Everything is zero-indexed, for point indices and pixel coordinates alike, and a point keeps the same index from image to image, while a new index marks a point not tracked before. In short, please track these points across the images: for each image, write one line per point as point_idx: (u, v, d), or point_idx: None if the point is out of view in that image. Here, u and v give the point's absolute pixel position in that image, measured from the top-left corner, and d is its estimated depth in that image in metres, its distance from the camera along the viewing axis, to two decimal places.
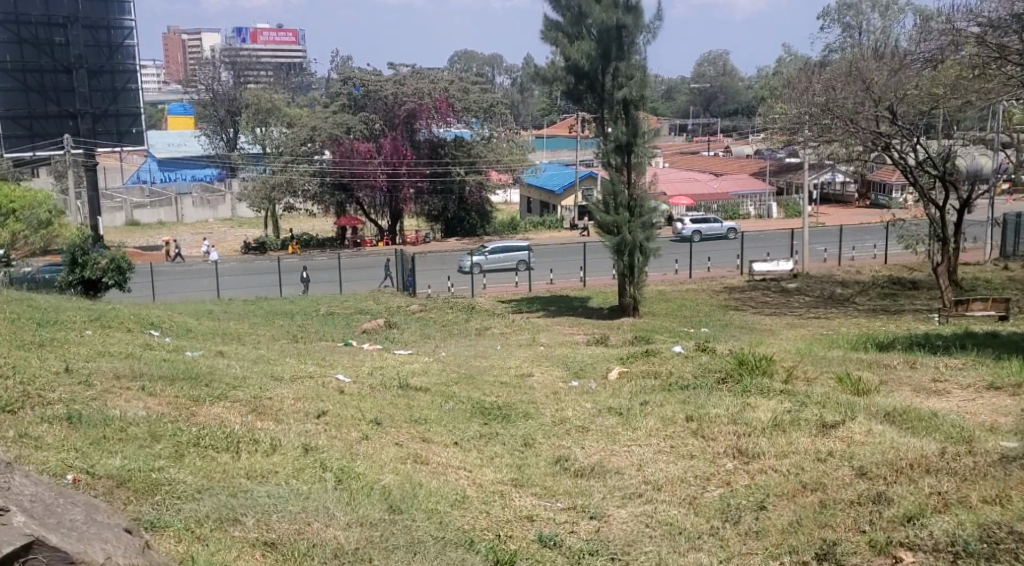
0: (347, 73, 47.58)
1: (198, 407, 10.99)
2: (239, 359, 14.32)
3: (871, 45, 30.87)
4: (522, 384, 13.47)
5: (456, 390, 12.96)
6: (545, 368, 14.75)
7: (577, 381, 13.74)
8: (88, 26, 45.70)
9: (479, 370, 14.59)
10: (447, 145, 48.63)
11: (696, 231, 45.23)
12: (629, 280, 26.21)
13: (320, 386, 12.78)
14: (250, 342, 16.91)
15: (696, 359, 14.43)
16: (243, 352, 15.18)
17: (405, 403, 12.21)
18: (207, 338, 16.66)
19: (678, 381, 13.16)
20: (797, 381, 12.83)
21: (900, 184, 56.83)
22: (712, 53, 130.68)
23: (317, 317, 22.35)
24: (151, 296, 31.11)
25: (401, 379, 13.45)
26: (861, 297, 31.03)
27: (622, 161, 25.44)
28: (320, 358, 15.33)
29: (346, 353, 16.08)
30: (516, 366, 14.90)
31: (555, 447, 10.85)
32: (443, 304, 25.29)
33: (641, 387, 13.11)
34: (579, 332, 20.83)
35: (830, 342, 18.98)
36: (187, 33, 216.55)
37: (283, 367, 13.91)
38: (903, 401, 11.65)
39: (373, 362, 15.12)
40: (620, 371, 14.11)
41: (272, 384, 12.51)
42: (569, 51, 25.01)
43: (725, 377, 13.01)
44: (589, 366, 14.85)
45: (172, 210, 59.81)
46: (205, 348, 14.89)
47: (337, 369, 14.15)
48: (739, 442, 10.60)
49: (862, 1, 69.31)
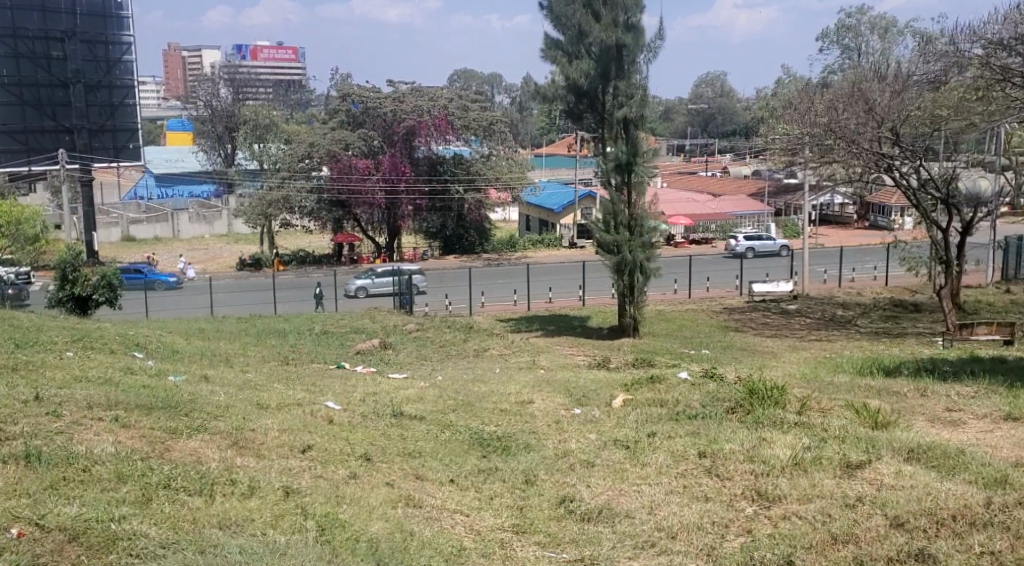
0: (346, 89, 47.47)
1: (173, 441, 10.54)
2: (224, 384, 13.85)
3: (872, 67, 30.63)
4: (523, 412, 13.03)
5: (452, 419, 12.54)
6: (545, 394, 14.31)
7: (579, 409, 13.31)
8: (86, 41, 45.42)
9: (477, 395, 14.15)
10: (446, 163, 48.43)
11: (749, 248, 45.36)
12: (629, 300, 25.84)
13: (309, 414, 12.35)
14: (240, 364, 16.48)
15: (702, 386, 13.99)
16: (230, 375, 14.74)
17: (398, 434, 11.80)
18: (195, 361, 16.22)
19: (685, 410, 12.74)
20: (809, 412, 12.38)
21: (900, 206, 56.55)
22: (710, 74, 130.79)
23: (311, 337, 21.91)
24: (143, 314, 30.67)
25: (394, 406, 13.02)
26: (863, 319, 30.65)
27: (622, 180, 25.11)
28: (309, 382, 14.86)
29: (338, 377, 15.65)
30: (514, 391, 14.47)
31: (558, 485, 10.38)
32: (441, 324, 24.88)
33: (646, 416, 12.69)
34: (581, 354, 20.45)
35: (835, 366, 18.60)
36: (187, 49, 216.94)
37: (271, 393, 13.47)
38: (923, 435, 11.25)
39: (365, 387, 14.68)
40: (625, 398, 13.68)
41: (254, 414, 12.06)
42: (569, 70, 24.73)
43: (734, 407, 12.58)
44: (591, 392, 14.41)
45: (169, 225, 59.35)
46: (189, 372, 14.43)
47: (327, 396, 13.70)
48: (757, 484, 10.13)
49: (862, 22, 69.02)
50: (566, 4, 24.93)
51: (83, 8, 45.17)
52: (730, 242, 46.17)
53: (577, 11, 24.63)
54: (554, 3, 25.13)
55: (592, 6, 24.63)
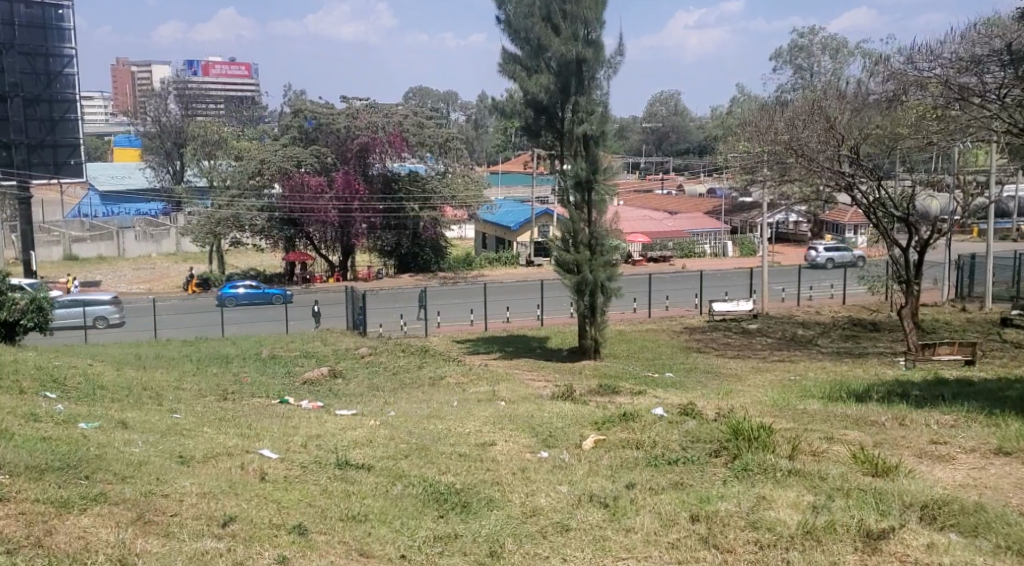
0: (299, 106, 46.43)
1: (62, 520, 9.24)
2: (145, 431, 12.69)
3: (830, 84, 30.29)
4: (484, 458, 12.14)
5: (405, 469, 11.58)
6: (506, 433, 13.44)
7: (546, 452, 12.48)
8: (26, 54, 43.68)
9: (434, 436, 13.21)
10: (401, 180, 47.67)
11: (829, 260, 46.04)
12: (589, 321, 25.15)
13: (239, 469, 11.28)
14: (173, 403, 15.36)
15: (680, 424, 13.19)
16: (156, 418, 13.58)
17: (343, 490, 10.80)
18: (122, 400, 15.01)
19: (663, 453, 11.95)
20: (802, 456, 11.56)
21: (853, 224, 56.75)
22: (663, 93, 131.12)
23: (254, 364, 20.77)
24: (79, 339, 29.27)
25: (341, 455, 12.00)
26: (823, 339, 30.26)
27: (582, 198, 24.47)
28: (245, 425, 13.73)
29: (281, 416, 14.62)
30: (473, 430, 13.59)
31: (528, 557, 9.28)
32: (394, 347, 23.90)
33: (621, 461, 11.89)
34: (543, 381, 19.66)
35: (804, 391, 17.96)
36: (137, 65, 213.63)
37: (199, 441, 12.41)
38: (930, 485, 10.47)
39: (309, 428, 13.68)
40: (596, 438, 12.88)
41: (172, 473, 10.89)
42: (528, 85, 24.00)
43: (719, 452, 11.75)
44: (558, 430, 13.58)
45: (113, 244, 57.51)
46: (106, 417, 13.21)
47: (263, 442, 12.64)
48: (763, 559, 9.04)
49: (813, 42, 68.97)
50: (524, 18, 24.26)
51: (22, 19, 43.42)
52: (810, 254, 47.34)
53: (535, 24, 23.96)
54: (512, 16, 24.43)
55: (552, 20, 23.96)
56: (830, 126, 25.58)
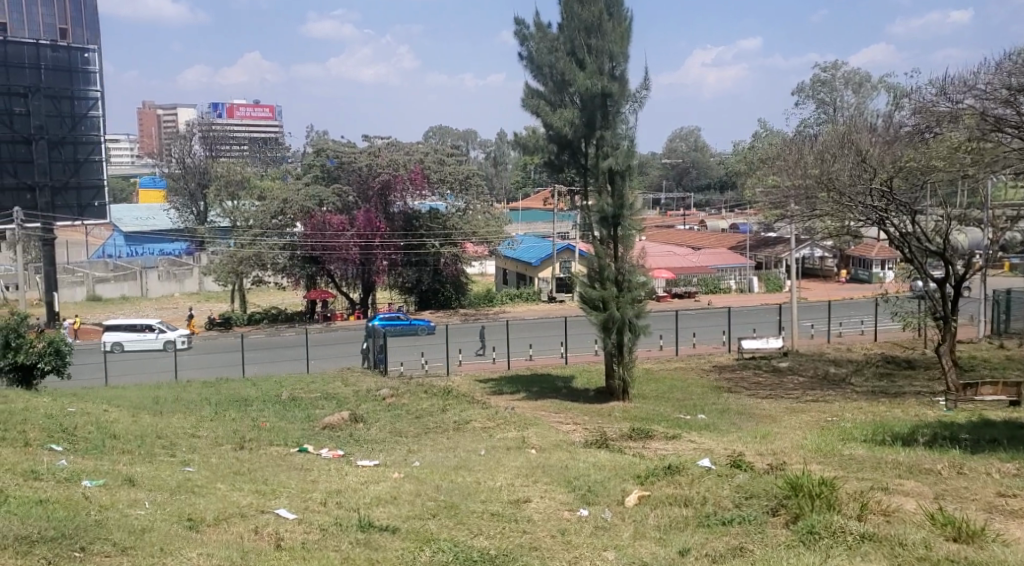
0: (321, 145, 46.39)
1: None
2: (153, 489, 12.12)
3: (859, 117, 29.58)
4: (519, 516, 11.50)
5: (434, 531, 10.91)
6: (540, 488, 12.78)
7: (585, 509, 11.81)
8: (51, 96, 43.79)
9: (464, 491, 12.58)
10: (422, 217, 47.34)
11: None
12: (616, 360, 24.52)
13: (253, 535, 10.62)
14: (187, 453, 14.80)
15: (729, 479, 12.48)
16: (166, 474, 13.00)
17: (367, 557, 10.14)
18: (133, 452, 14.44)
19: (713, 513, 11.25)
20: (872, 516, 10.76)
21: (880, 258, 55.74)
22: (684, 130, 130.90)
23: (273, 408, 20.22)
24: (100, 380, 28.91)
25: (364, 516, 11.37)
26: (857, 377, 29.41)
27: (608, 234, 23.95)
28: (262, 479, 13.14)
29: (301, 467, 14.06)
30: (504, 484, 12.95)
31: None
32: (416, 388, 23.27)
33: (669, 522, 11.19)
34: (573, 425, 19.02)
35: (844, 433, 17.20)
36: (162, 108, 216.16)
37: (210, 500, 11.81)
38: (1016, 550, 9.67)
39: (329, 482, 13.08)
40: (640, 494, 12.19)
41: (180, 540, 10.23)
42: (552, 120, 23.60)
43: (782, 513, 10.97)
44: (597, 484, 12.90)
45: (136, 284, 57.47)
46: (112, 473, 12.63)
47: (281, 501, 12.03)
48: None
49: (836, 77, 68.36)
50: (549, 52, 23.91)
51: (47, 62, 43.59)
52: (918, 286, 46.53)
53: (560, 59, 23.63)
54: (535, 52, 24.11)
55: (576, 54, 23.60)
56: (862, 158, 24.87)
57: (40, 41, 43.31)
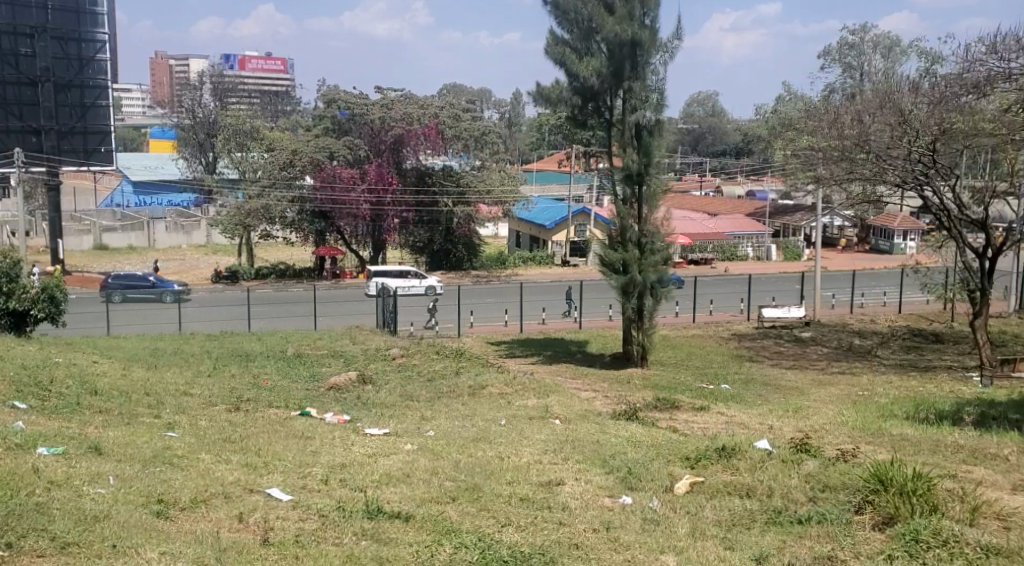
0: (332, 95, 44.50)
1: None
2: (125, 460, 11.08)
3: (900, 76, 28.07)
4: (550, 503, 10.53)
5: (455, 521, 9.85)
6: (572, 468, 11.81)
7: (627, 498, 10.81)
8: (57, 37, 42.52)
9: (485, 470, 11.57)
10: (435, 174, 45.93)
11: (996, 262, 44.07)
12: (636, 325, 23.45)
13: (250, 531, 9.43)
14: (173, 414, 13.81)
15: (790, 468, 11.40)
16: (145, 441, 11.97)
17: (380, 555, 8.99)
18: (110, 412, 13.43)
19: (784, 512, 10.22)
20: (985, 521, 9.54)
21: (903, 229, 54.28)
22: (701, 94, 128.92)
23: (275, 365, 19.23)
24: (102, 331, 28.03)
25: (373, 499, 10.34)
26: (883, 349, 28.28)
27: (633, 193, 22.71)
28: (255, 449, 12.15)
29: (300, 435, 13.10)
30: (530, 462, 12.02)
31: None
32: (426, 349, 22.28)
33: (737, 520, 10.15)
34: (594, 393, 18.08)
35: (881, 409, 16.12)
36: (176, 59, 214.19)
37: (188, 478, 10.66)
38: None
39: (332, 454, 12.07)
40: (691, 482, 11.20)
41: (141, 534, 8.94)
42: (578, 68, 22.34)
43: (876, 521, 9.78)
44: (637, 466, 11.89)
45: (144, 234, 56.21)
46: (78, 439, 11.60)
47: (276, 479, 10.97)
48: None
49: (865, 40, 66.31)
50: None
51: (54, 2, 42.16)
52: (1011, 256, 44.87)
53: (587, 2, 22.27)
54: None
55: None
56: (903, 119, 23.56)
57: None
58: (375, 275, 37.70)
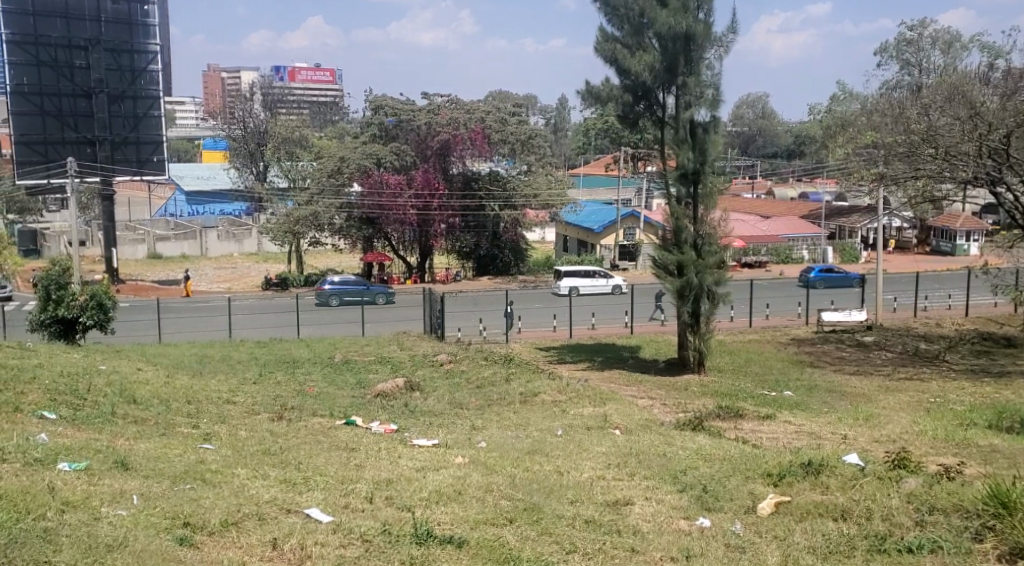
0: (379, 102, 44.25)
1: None
2: (154, 477, 10.66)
3: (965, 69, 26.97)
4: (614, 527, 9.91)
5: (512, 549, 9.25)
6: (640, 486, 11.19)
7: (703, 520, 10.18)
8: (111, 49, 42.87)
9: (545, 489, 10.97)
10: (481, 179, 45.58)
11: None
12: (692, 330, 22.70)
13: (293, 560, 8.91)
14: (212, 425, 13.42)
15: (882, 491, 10.65)
16: (178, 455, 11.54)
17: None
18: (146, 422, 13.07)
19: (884, 539, 9.50)
20: None
21: (966, 230, 52.59)
22: (752, 95, 127.25)
23: (323, 371, 18.79)
24: (152, 339, 27.95)
25: (421, 521, 9.80)
26: (952, 354, 27.09)
27: (688, 193, 21.95)
28: (296, 463, 11.67)
29: (344, 446, 12.62)
30: (594, 479, 11.42)
31: None
32: (476, 354, 21.73)
33: (832, 547, 9.46)
34: (651, 400, 17.37)
35: (959, 418, 15.17)
36: (228, 71, 217.43)
37: (223, 499, 10.17)
38: None
39: (378, 469, 11.55)
40: (777, 502, 10.57)
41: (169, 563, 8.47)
42: (630, 64, 21.67)
43: (988, 552, 9.01)
44: (707, 484, 11.22)
45: (196, 243, 56.77)
46: (107, 453, 11.22)
47: (319, 498, 10.44)
48: None
49: (923, 36, 64.59)
50: None
51: (108, 15, 42.56)
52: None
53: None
54: None
55: None
56: (974, 113, 22.45)
57: None
58: (562, 274, 38.97)
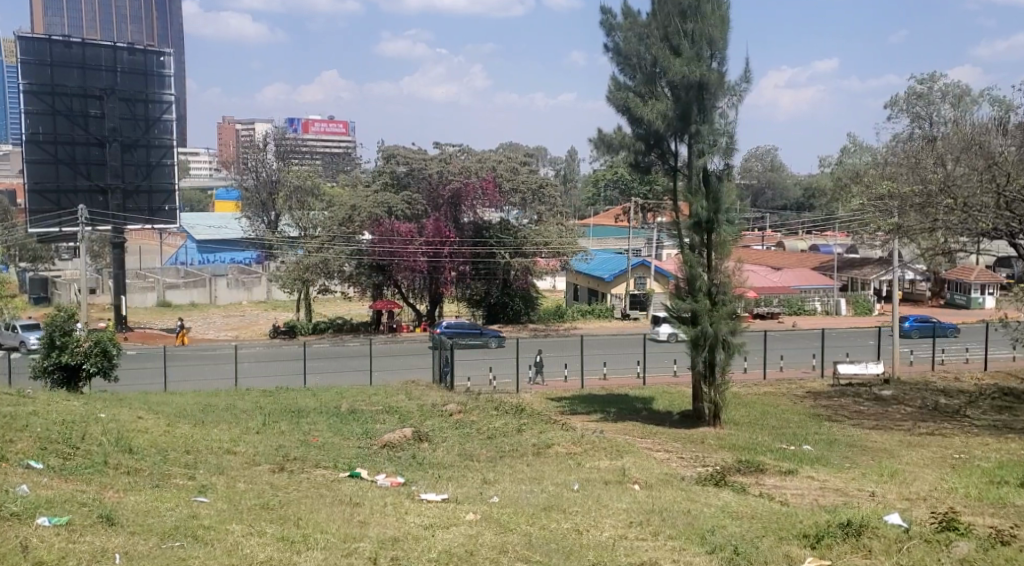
0: (391, 151, 44.26)
1: None
2: (141, 534, 10.20)
3: (980, 120, 26.77)
4: None
5: None
6: (666, 547, 10.71)
7: None
8: (126, 99, 43.09)
9: (563, 549, 10.48)
10: (493, 228, 45.30)
11: None
12: (706, 380, 22.20)
13: None
14: (209, 476, 12.97)
15: (929, 556, 10.14)
16: (169, 509, 11.08)
17: None
18: (139, 473, 12.63)
19: None
20: None
21: (980, 283, 52.14)
22: (761, 148, 127.78)
23: (329, 421, 18.31)
24: (157, 387, 27.57)
25: None
26: (973, 409, 26.46)
27: (701, 241, 21.59)
28: (297, 518, 11.21)
29: (347, 500, 12.17)
30: (613, 538, 10.93)
31: None
32: (486, 405, 21.23)
33: None
34: (666, 454, 16.85)
35: (987, 475, 14.64)
36: (242, 122, 219.73)
37: (212, 560, 9.66)
38: None
39: (384, 525, 11.07)
40: None
41: None
42: (642, 112, 21.47)
43: None
44: (738, 544, 10.73)
45: (206, 291, 56.60)
46: (94, 507, 10.78)
47: (315, 559, 9.92)
48: None
49: (933, 90, 64.79)
50: (637, 41, 21.82)
51: (124, 65, 42.92)
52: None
53: (651, 46, 21.53)
54: (623, 42, 21.96)
55: (671, 41, 21.45)
56: (992, 163, 22.18)
57: (118, 44, 42.80)
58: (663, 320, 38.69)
